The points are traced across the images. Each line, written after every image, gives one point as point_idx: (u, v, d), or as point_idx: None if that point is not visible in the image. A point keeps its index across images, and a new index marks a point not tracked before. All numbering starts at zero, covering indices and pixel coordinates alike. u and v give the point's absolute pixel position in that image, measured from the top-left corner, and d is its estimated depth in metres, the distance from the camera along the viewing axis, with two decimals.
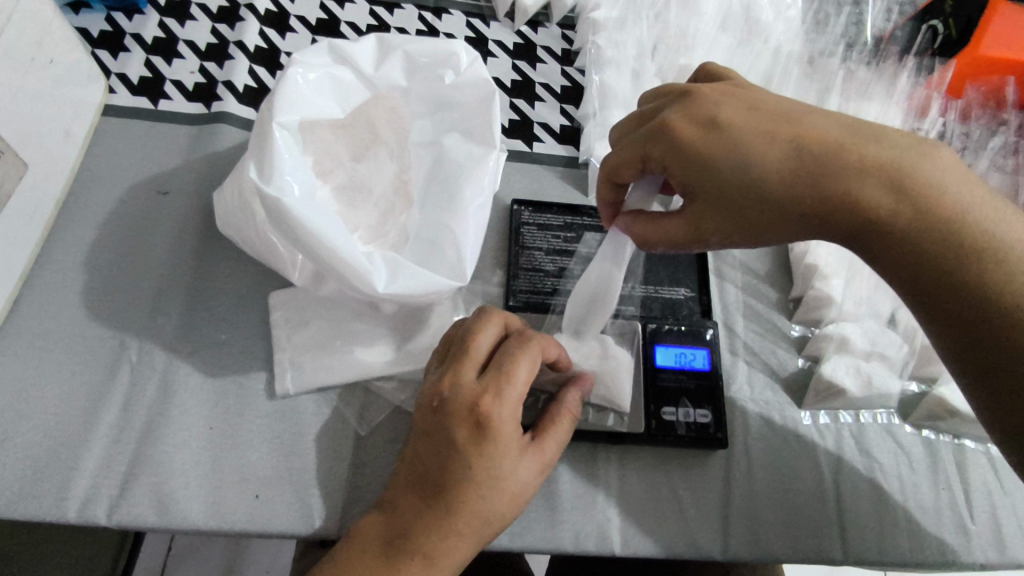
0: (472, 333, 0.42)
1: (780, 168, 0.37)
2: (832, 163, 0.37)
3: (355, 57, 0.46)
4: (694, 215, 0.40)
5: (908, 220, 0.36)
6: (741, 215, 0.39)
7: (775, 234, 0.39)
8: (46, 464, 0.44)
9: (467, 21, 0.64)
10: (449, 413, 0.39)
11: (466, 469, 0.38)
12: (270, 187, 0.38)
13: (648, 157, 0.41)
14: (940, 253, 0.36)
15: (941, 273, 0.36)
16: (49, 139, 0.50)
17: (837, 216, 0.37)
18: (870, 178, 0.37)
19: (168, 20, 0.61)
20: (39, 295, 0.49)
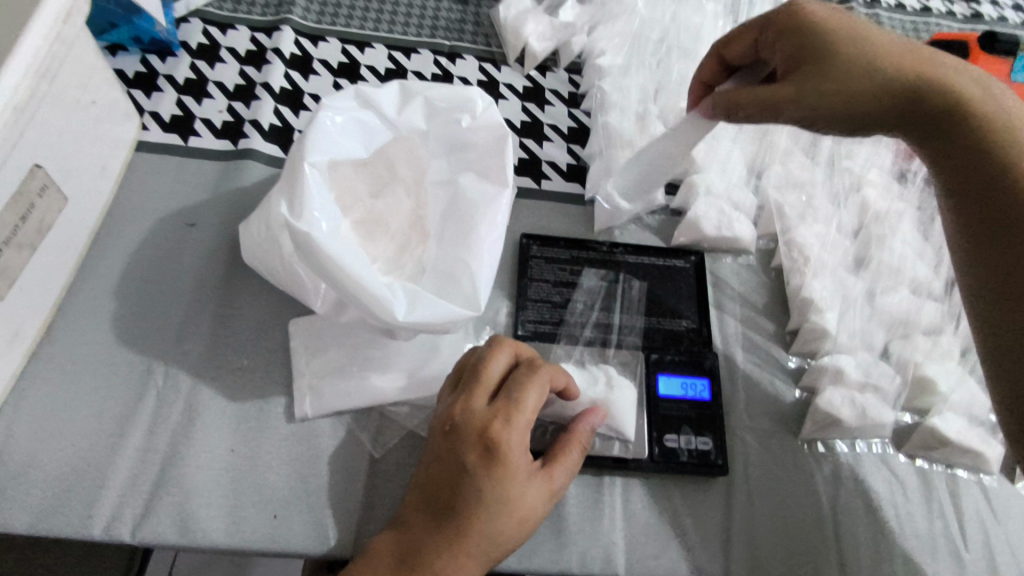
0: (484, 361, 0.44)
1: (885, 45, 0.46)
2: (928, 58, 0.46)
3: (378, 102, 0.47)
4: (798, 77, 0.46)
5: (982, 124, 0.44)
6: (840, 81, 0.45)
7: (861, 105, 0.45)
8: (75, 482, 0.46)
9: (479, 66, 0.68)
10: (463, 433, 0.42)
11: (477, 491, 0.40)
12: (301, 223, 0.40)
13: (767, 30, 0.49)
14: (998, 157, 0.43)
15: (996, 171, 0.43)
16: (88, 174, 0.53)
17: (926, 98, 0.45)
18: (958, 80, 0.45)
19: (198, 62, 0.65)
20: (71, 322, 0.52)
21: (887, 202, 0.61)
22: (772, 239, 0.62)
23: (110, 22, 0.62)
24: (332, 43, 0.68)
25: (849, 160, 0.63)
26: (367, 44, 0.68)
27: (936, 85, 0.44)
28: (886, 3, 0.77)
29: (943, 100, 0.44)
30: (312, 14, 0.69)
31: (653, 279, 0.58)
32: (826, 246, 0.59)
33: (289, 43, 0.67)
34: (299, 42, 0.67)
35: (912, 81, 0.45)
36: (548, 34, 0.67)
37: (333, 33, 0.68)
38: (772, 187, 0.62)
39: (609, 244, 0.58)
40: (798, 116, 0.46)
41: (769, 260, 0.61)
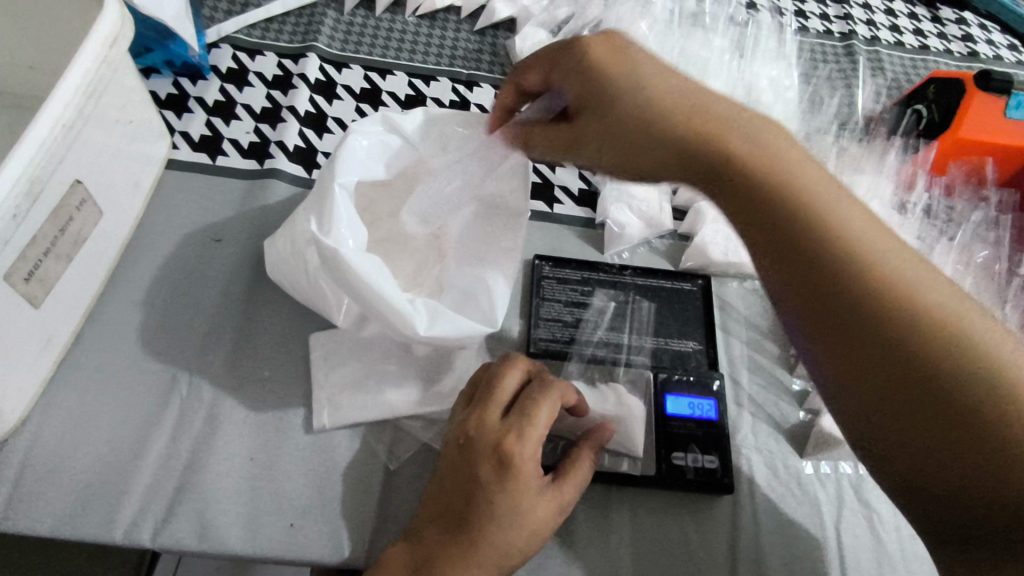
0: (499, 377, 0.46)
1: (651, 86, 0.40)
2: (715, 108, 0.39)
3: (404, 127, 0.49)
4: (582, 123, 0.43)
5: (753, 188, 0.37)
6: (615, 123, 0.41)
7: (640, 155, 0.41)
8: (99, 486, 0.48)
9: (495, 94, 0.71)
10: (477, 447, 0.43)
11: (491, 503, 0.42)
12: (329, 237, 0.42)
13: (554, 62, 0.44)
14: (817, 232, 0.35)
15: (814, 280, 0.35)
16: (121, 190, 0.55)
17: (717, 166, 0.38)
18: (762, 151, 0.37)
19: (227, 85, 0.68)
20: (100, 331, 0.54)
21: None
22: None
23: (146, 47, 0.65)
24: (355, 70, 0.71)
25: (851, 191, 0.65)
26: (388, 72, 0.71)
27: (684, 143, 0.38)
28: (886, 41, 0.80)
29: (717, 162, 0.38)
30: (337, 42, 0.72)
31: (661, 301, 0.59)
32: None
33: (315, 70, 0.70)
34: (324, 68, 0.70)
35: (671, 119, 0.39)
36: None
37: (356, 60, 0.71)
38: None
39: (619, 266, 0.60)
40: (587, 161, 0.44)
41: None
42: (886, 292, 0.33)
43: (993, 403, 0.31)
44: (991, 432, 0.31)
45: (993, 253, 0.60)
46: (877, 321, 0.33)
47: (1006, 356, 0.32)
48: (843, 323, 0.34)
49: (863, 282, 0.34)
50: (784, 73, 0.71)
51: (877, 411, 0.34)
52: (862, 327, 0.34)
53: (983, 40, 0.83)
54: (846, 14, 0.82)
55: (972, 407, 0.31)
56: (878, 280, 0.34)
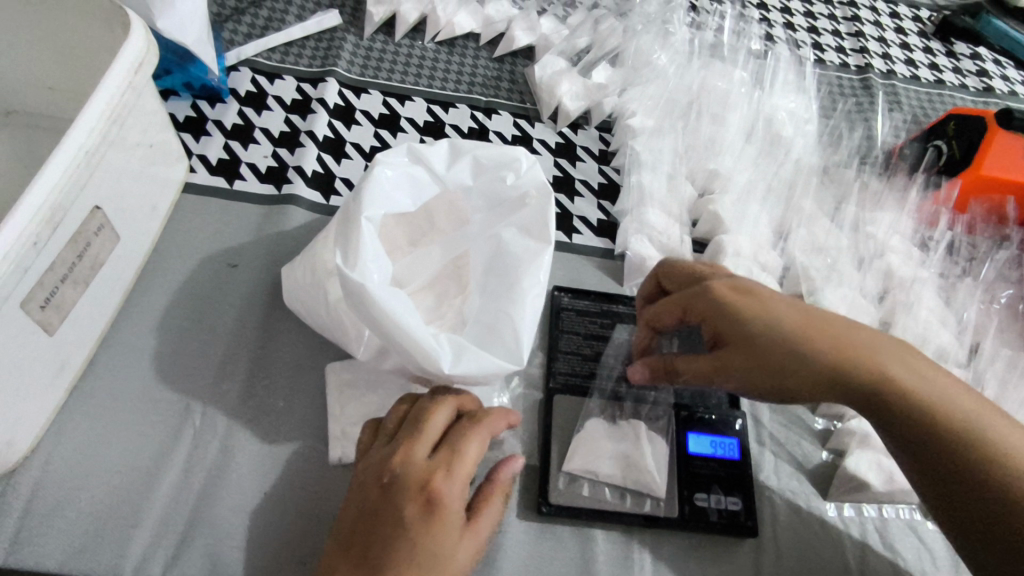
0: (428, 413, 0.44)
1: (749, 312, 0.45)
2: (806, 331, 0.44)
3: (428, 158, 0.49)
4: (724, 358, 0.46)
5: (791, 376, 0.44)
6: (755, 346, 0.44)
7: (766, 380, 0.45)
8: (109, 519, 0.46)
9: (514, 122, 0.71)
10: (403, 484, 0.41)
11: (413, 543, 0.39)
12: (354, 272, 0.42)
13: (688, 307, 0.47)
14: (863, 386, 0.42)
15: (945, 451, 0.40)
16: (139, 214, 0.55)
17: (827, 375, 0.43)
18: (861, 350, 0.43)
19: (246, 109, 0.67)
20: (112, 357, 0.53)
21: (909, 269, 0.61)
22: None
23: (166, 70, 0.65)
24: (374, 95, 0.71)
25: (872, 227, 0.64)
26: (407, 97, 0.71)
27: (737, 319, 0.45)
28: (903, 75, 0.81)
29: (829, 366, 0.43)
30: (356, 67, 0.72)
31: None
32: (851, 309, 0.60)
33: (334, 94, 0.69)
34: (343, 93, 0.70)
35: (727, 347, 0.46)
36: (582, 94, 0.70)
37: (375, 85, 0.71)
38: (797, 249, 0.62)
39: (638, 299, 0.60)
40: (733, 384, 0.46)
41: None
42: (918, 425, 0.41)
43: (1014, 508, 0.38)
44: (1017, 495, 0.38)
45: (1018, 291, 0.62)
46: (936, 459, 0.40)
47: (1011, 442, 0.40)
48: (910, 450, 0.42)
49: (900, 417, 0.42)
50: (804, 107, 0.71)
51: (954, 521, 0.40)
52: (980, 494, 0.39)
53: (998, 76, 0.83)
54: (862, 47, 0.82)
55: (986, 510, 0.39)
56: (907, 410, 0.41)
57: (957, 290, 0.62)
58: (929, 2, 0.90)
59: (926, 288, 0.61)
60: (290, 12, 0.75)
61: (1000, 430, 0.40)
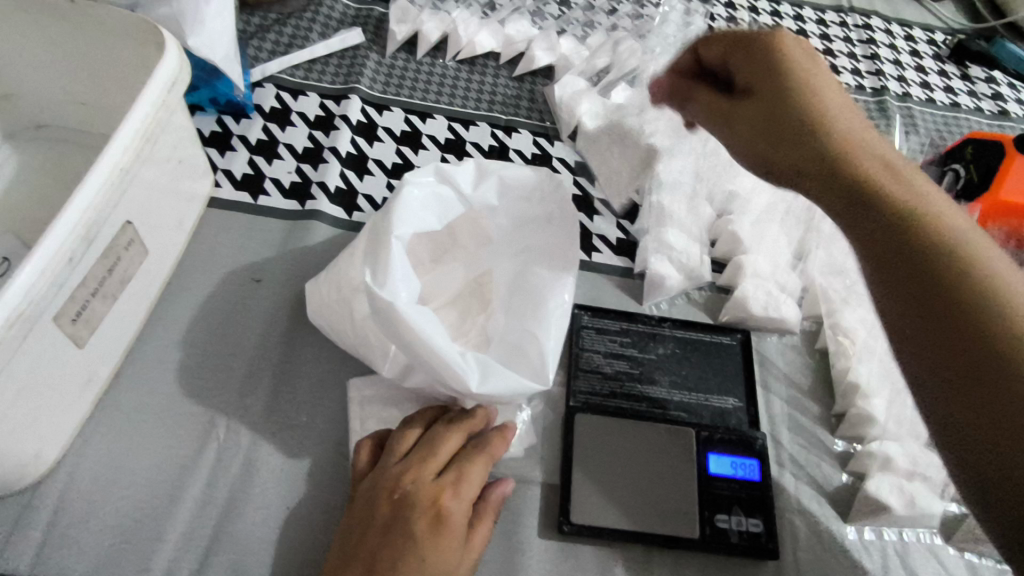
0: (438, 435, 0.47)
1: (827, 109, 0.45)
2: (850, 152, 0.44)
3: (455, 178, 0.49)
4: (738, 106, 0.49)
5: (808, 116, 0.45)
6: (770, 120, 0.47)
7: (784, 152, 0.46)
8: (132, 533, 0.47)
9: (534, 141, 0.72)
10: (415, 499, 0.43)
11: (424, 557, 0.41)
12: (383, 291, 0.42)
13: (734, 53, 0.49)
14: (868, 180, 0.43)
15: (936, 290, 0.37)
16: (167, 229, 0.55)
17: (828, 175, 0.44)
18: (885, 179, 0.42)
19: (270, 124, 0.68)
20: (138, 371, 0.53)
21: None
22: (816, 320, 0.63)
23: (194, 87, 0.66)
24: (396, 112, 0.71)
25: None
26: (428, 115, 0.72)
27: (788, 105, 0.46)
28: (918, 97, 0.81)
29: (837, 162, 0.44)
30: (378, 85, 0.73)
31: (699, 354, 0.59)
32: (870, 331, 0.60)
33: (356, 111, 0.70)
34: (365, 110, 0.71)
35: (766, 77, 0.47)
36: (601, 114, 0.71)
37: (397, 103, 0.72)
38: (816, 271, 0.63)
39: (657, 318, 0.60)
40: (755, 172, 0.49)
41: (813, 340, 0.62)
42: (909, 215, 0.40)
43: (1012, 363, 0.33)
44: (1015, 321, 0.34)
45: None
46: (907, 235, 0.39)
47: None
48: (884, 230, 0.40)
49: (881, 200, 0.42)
50: None
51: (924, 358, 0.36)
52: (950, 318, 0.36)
53: (1013, 99, 0.84)
54: (878, 69, 0.83)
55: (944, 266, 0.37)
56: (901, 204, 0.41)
57: None
58: (943, 25, 0.91)
59: None
60: (313, 30, 0.76)
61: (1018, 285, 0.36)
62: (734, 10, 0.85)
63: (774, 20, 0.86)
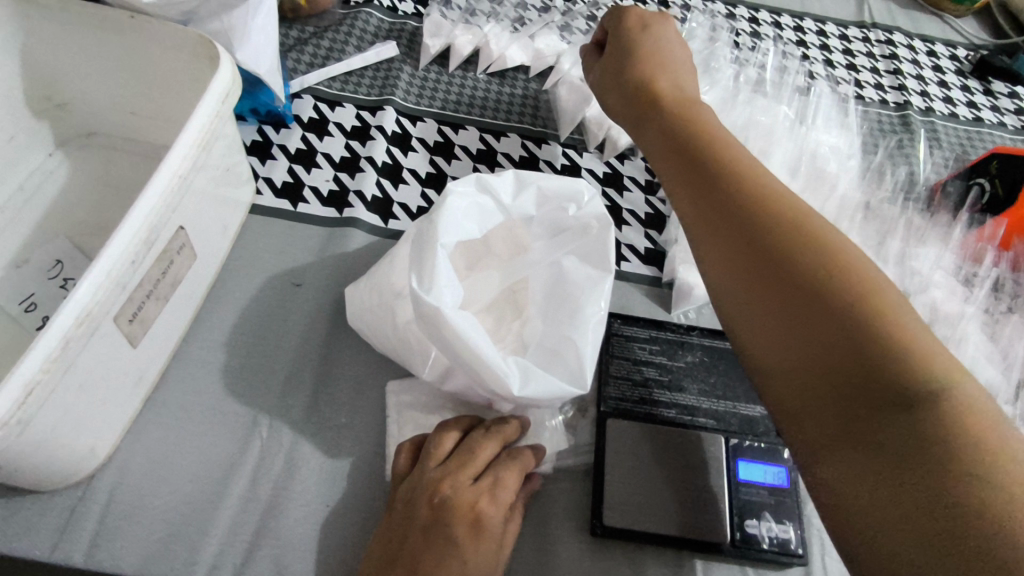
0: (475, 443, 0.47)
1: (716, 134, 0.52)
2: (739, 172, 0.48)
3: (495, 188, 0.51)
4: (655, 119, 0.55)
5: (704, 145, 0.51)
6: (671, 137, 0.53)
7: (681, 157, 0.51)
8: (181, 526, 0.48)
9: (563, 152, 0.73)
10: (454, 506, 0.43)
11: (464, 564, 0.41)
12: (430, 295, 0.44)
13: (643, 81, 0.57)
14: (760, 206, 0.45)
15: (825, 304, 0.40)
16: (213, 234, 0.57)
17: (733, 190, 0.47)
18: (775, 199, 0.46)
19: (309, 134, 0.71)
20: (184, 370, 0.55)
21: (955, 304, 0.62)
22: None
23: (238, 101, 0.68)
24: (429, 123, 0.74)
25: (917, 261, 0.65)
26: (460, 126, 0.74)
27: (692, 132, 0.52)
28: (941, 112, 0.82)
29: (734, 178, 0.48)
30: (412, 96, 0.76)
31: (727, 363, 0.59)
32: None
33: (391, 122, 0.73)
34: (400, 121, 0.73)
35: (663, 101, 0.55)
36: None
37: (430, 114, 0.74)
38: None
39: (685, 327, 0.61)
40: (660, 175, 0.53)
41: None
42: (790, 253, 0.42)
43: (902, 374, 0.36)
44: (883, 362, 0.36)
45: None
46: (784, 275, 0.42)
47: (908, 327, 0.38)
48: (756, 265, 0.43)
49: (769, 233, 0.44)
50: (845, 142, 0.73)
51: (801, 386, 0.39)
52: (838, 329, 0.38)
53: None
54: (900, 84, 0.84)
55: (821, 310, 0.39)
56: (784, 239, 0.43)
57: (1001, 326, 0.62)
58: (965, 41, 0.92)
59: (972, 323, 0.62)
60: (349, 44, 0.79)
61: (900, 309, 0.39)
62: (757, 26, 0.87)
63: (797, 35, 0.87)
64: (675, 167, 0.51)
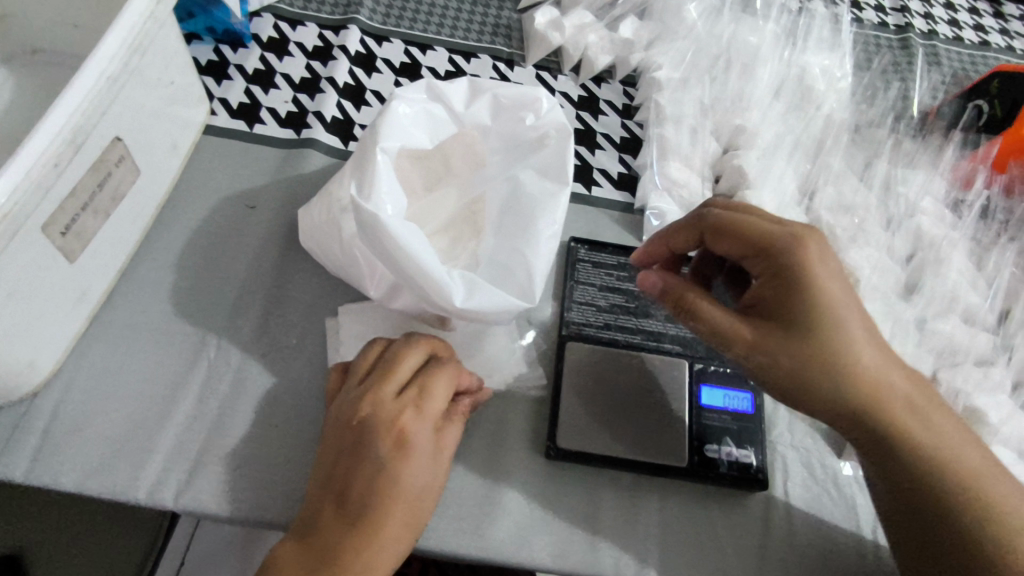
0: (399, 355, 0.46)
1: (855, 359, 0.41)
2: (843, 341, 0.41)
3: (448, 96, 0.49)
4: (761, 331, 0.43)
5: (833, 314, 0.41)
6: (779, 283, 0.42)
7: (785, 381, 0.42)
8: (125, 444, 0.47)
9: (537, 74, 0.69)
10: (376, 422, 0.43)
11: (392, 480, 0.41)
12: (369, 203, 0.41)
13: (765, 252, 0.43)
14: (894, 425, 0.42)
15: (907, 457, 0.41)
16: (159, 151, 0.55)
17: (831, 360, 0.41)
18: (875, 360, 0.42)
19: (268, 54, 0.67)
20: (131, 291, 0.54)
21: (940, 230, 0.59)
22: None
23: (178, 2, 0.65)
24: (396, 43, 0.70)
25: (903, 187, 0.61)
26: (428, 47, 0.70)
27: (803, 279, 0.42)
28: (944, 35, 0.77)
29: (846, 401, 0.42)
30: (378, 16, 0.71)
31: None
32: (876, 268, 0.57)
33: (355, 42, 0.69)
34: (364, 41, 0.69)
35: (768, 261, 0.43)
36: (607, 46, 0.68)
37: (397, 34, 0.70)
38: (824, 208, 0.60)
39: None
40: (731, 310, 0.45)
41: None
42: (927, 460, 0.41)
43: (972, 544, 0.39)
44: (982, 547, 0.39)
45: None
46: (924, 490, 0.41)
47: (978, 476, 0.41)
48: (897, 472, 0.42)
49: (904, 446, 0.42)
50: (838, 61, 0.68)
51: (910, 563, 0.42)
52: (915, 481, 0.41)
53: None
54: (903, 6, 0.79)
55: (963, 532, 0.39)
56: (925, 443, 0.42)
57: (989, 254, 0.59)
58: None
59: (959, 248, 0.59)
60: None
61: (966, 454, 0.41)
62: None
63: None
64: (799, 350, 0.41)
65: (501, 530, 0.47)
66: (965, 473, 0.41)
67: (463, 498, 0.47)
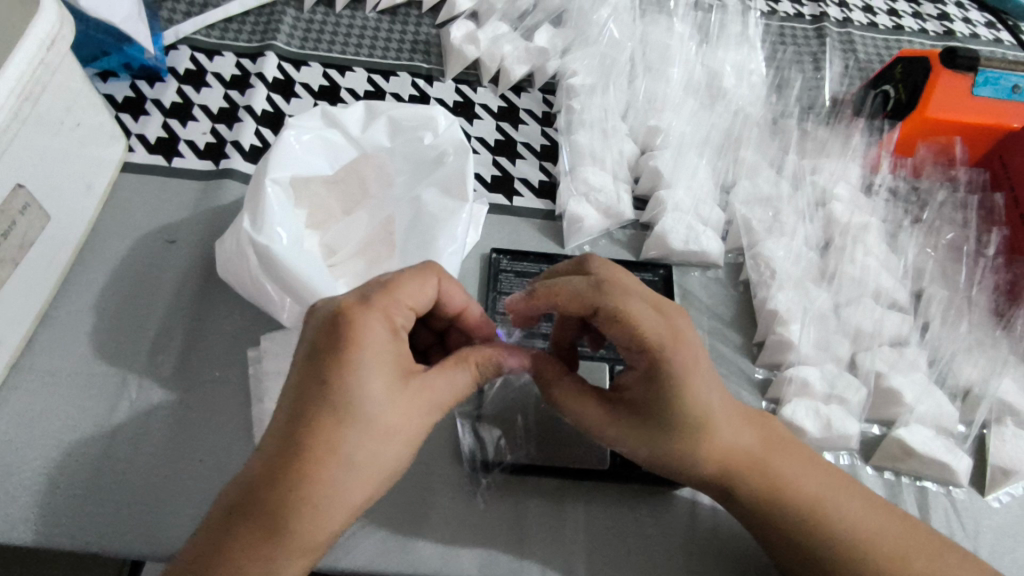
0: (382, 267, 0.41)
1: (716, 439, 0.40)
2: (704, 427, 0.40)
3: (344, 121, 0.51)
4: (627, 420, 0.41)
5: (695, 409, 0.39)
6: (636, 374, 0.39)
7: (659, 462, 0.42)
8: (44, 491, 0.47)
9: (456, 88, 0.70)
10: (322, 338, 0.36)
11: (333, 361, 0.35)
12: (261, 236, 0.43)
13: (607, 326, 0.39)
14: (760, 486, 0.42)
15: (786, 524, 0.41)
16: (71, 193, 0.55)
17: (694, 445, 0.40)
18: (736, 436, 0.41)
19: (184, 87, 0.67)
20: (50, 336, 0.53)
21: (850, 214, 0.61)
22: (740, 252, 0.61)
23: (73, 41, 0.64)
24: (314, 67, 0.70)
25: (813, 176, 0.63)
26: (347, 68, 0.70)
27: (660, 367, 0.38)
28: (858, 22, 0.79)
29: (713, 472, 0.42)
30: (296, 40, 0.72)
31: None
32: (790, 257, 0.58)
33: (273, 68, 0.69)
34: (283, 67, 0.70)
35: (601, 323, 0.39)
36: (523, 56, 0.69)
37: (315, 58, 0.71)
38: (738, 203, 0.61)
39: None
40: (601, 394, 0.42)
41: (738, 273, 0.60)
42: (806, 520, 0.41)
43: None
44: None
45: (961, 231, 0.61)
46: (802, 544, 0.41)
47: (862, 530, 0.41)
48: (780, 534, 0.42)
49: (780, 504, 0.42)
50: (748, 56, 0.71)
51: None
52: (800, 541, 0.41)
53: (959, 18, 0.80)
54: None
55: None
56: (801, 506, 0.41)
57: (898, 236, 0.61)
58: None
59: (871, 230, 0.60)
60: None
61: (847, 508, 0.42)
62: None
63: None
64: (665, 426, 0.40)
65: (427, 546, 0.47)
66: (850, 533, 0.41)
67: (390, 517, 0.47)
